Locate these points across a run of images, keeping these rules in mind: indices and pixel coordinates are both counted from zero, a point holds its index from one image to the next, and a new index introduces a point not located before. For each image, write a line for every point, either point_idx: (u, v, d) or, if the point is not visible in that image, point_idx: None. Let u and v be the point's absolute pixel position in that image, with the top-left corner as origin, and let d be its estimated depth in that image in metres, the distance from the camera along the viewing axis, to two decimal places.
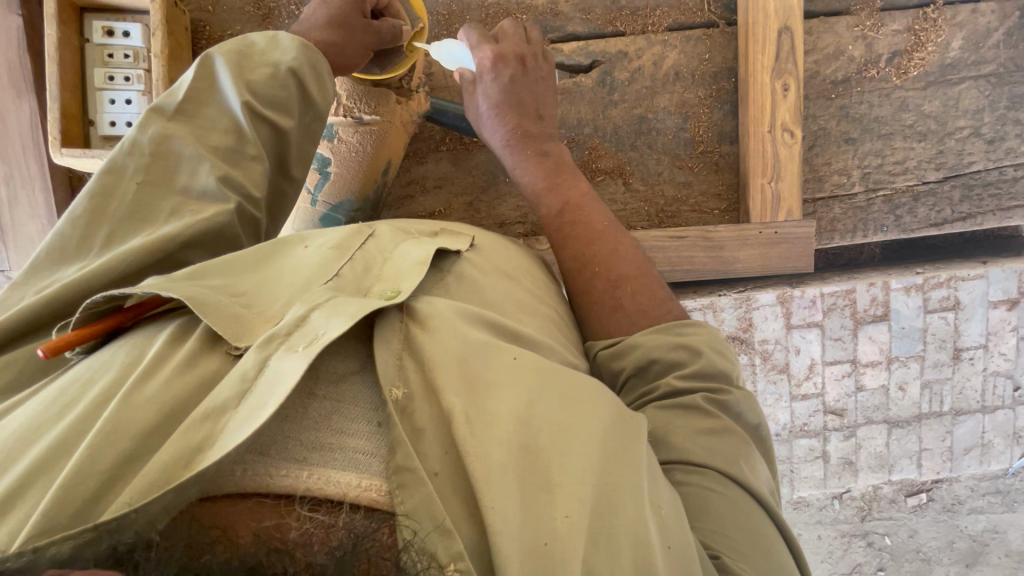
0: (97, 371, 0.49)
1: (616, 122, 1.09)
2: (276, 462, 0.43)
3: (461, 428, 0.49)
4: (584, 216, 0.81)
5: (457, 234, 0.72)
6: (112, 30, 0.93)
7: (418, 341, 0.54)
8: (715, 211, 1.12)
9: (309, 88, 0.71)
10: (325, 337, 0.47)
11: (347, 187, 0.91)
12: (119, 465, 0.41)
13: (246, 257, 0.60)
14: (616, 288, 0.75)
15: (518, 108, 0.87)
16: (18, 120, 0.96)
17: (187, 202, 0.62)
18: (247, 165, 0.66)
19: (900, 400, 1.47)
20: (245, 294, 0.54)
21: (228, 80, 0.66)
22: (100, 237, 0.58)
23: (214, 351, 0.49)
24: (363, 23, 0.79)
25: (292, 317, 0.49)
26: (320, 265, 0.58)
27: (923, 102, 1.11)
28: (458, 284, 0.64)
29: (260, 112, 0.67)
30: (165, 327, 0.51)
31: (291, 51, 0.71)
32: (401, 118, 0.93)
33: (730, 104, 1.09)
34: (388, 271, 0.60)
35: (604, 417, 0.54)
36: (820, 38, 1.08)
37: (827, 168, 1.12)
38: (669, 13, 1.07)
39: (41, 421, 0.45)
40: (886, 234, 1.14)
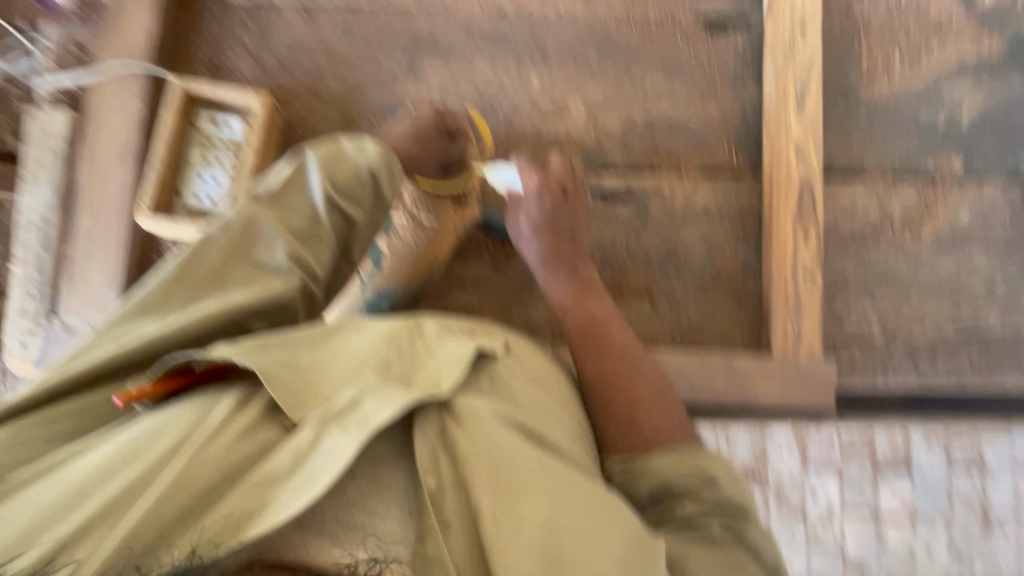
0: (161, 429, 0.51)
1: (647, 247, 1.17)
2: (315, 537, 0.49)
3: (489, 529, 0.51)
4: (608, 335, 0.86)
5: (494, 336, 0.76)
6: (217, 122, 1.08)
7: (453, 437, 0.57)
8: (737, 340, 1.16)
9: (381, 185, 0.77)
10: (375, 420, 0.52)
11: (395, 280, 0.98)
12: (183, 513, 0.47)
13: (303, 334, 0.61)
14: (635, 409, 0.77)
15: (556, 231, 0.95)
16: (115, 184, 1.08)
17: (259, 276, 0.68)
18: (317, 247, 0.73)
19: (928, 564, 1.36)
20: (300, 366, 0.58)
21: (315, 175, 0.74)
22: (179, 299, 0.64)
23: (271, 421, 0.54)
24: (440, 142, 0.93)
25: (344, 399, 0.54)
26: (370, 355, 0.60)
27: (936, 261, 1.18)
28: (491, 385, 0.66)
29: (337, 203, 0.74)
30: (229, 392, 0.55)
31: (373, 154, 0.77)
32: (454, 223, 1.00)
33: (754, 243, 1.18)
34: (432, 365, 0.62)
35: (625, 541, 0.53)
36: (837, 195, 1.19)
37: (846, 312, 1.17)
38: (701, 159, 1.19)
39: (105, 466, 0.49)
40: (906, 382, 1.16)
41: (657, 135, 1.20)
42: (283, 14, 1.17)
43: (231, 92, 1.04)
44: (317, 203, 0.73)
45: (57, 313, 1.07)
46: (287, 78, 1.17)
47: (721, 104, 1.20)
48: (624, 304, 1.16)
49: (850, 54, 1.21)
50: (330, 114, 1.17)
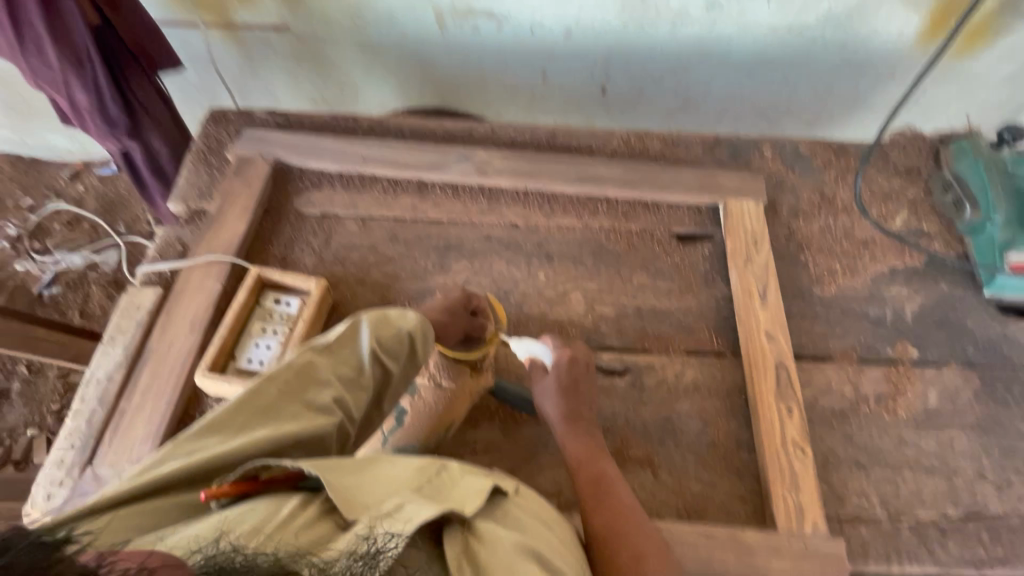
0: (242, 514, 0.61)
1: (645, 418, 1.27)
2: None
3: None
4: (615, 491, 0.93)
5: (506, 476, 0.81)
6: (279, 300, 1.30)
7: (477, 553, 0.66)
8: (741, 514, 1.17)
9: (417, 347, 0.93)
10: (415, 519, 0.60)
11: (414, 435, 1.08)
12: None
13: (347, 460, 0.71)
14: (638, 562, 0.83)
15: (577, 396, 1.09)
16: (180, 347, 1.25)
17: (307, 409, 0.79)
18: (357, 392, 0.86)
19: None
20: (342, 491, 0.66)
21: (366, 333, 0.90)
22: (240, 423, 0.75)
23: (328, 518, 0.65)
24: (465, 315, 1.13)
25: (391, 504, 0.64)
26: (403, 480, 0.71)
27: (919, 439, 1.26)
28: (503, 516, 0.72)
29: (380, 357, 0.90)
30: (294, 496, 0.66)
31: (415, 321, 0.94)
32: (470, 388, 1.14)
33: (743, 416, 1.28)
34: (456, 493, 0.70)
35: None
36: (812, 374, 1.33)
37: (845, 487, 1.20)
38: (686, 341, 1.37)
39: (191, 537, 0.57)
40: (924, 568, 1.12)
41: (646, 320, 1.40)
42: (344, 223, 1.50)
43: (296, 277, 1.29)
44: (363, 356, 0.88)
45: (91, 463, 1.14)
46: (340, 269, 1.44)
47: (698, 297, 1.43)
48: (626, 473, 1.21)
49: (799, 262, 1.48)
50: (371, 297, 1.41)
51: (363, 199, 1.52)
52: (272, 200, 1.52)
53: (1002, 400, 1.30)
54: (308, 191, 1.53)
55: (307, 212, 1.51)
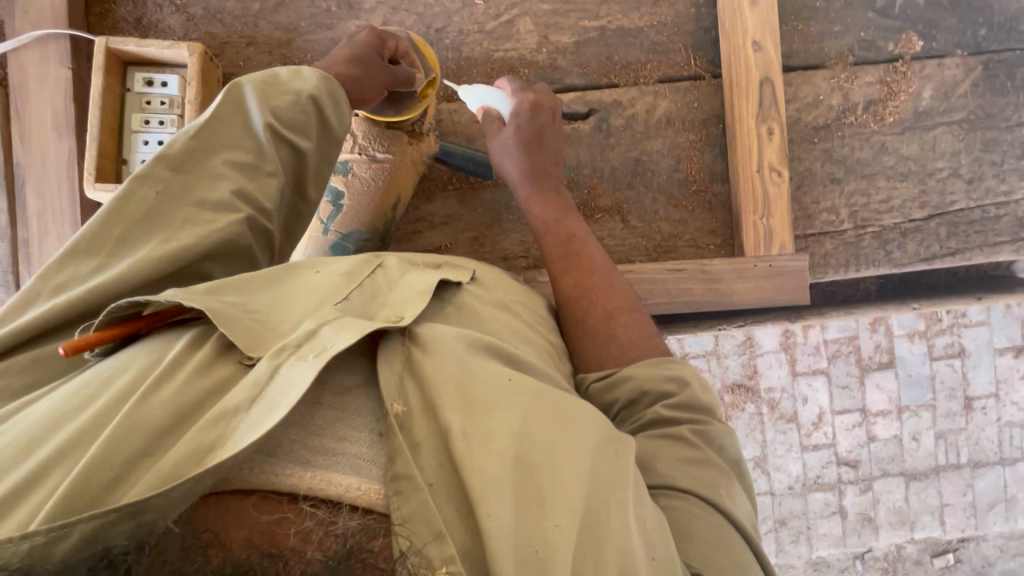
0: (118, 370, 0.53)
1: (613, 164, 1.16)
2: (282, 463, 0.46)
3: (459, 441, 0.51)
4: (584, 253, 0.87)
5: (458, 268, 0.76)
6: (151, 81, 1.02)
7: (419, 363, 0.57)
8: (710, 246, 1.16)
9: (326, 113, 0.77)
10: (333, 349, 0.51)
11: (358, 220, 0.96)
12: (140, 453, 0.45)
13: (261, 278, 0.63)
14: (611, 318, 0.78)
15: (540, 150, 0.95)
16: (55, 159, 1.03)
17: (200, 211, 0.66)
18: (263, 180, 0.71)
19: (915, 451, 1.45)
20: (259, 310, 0.59)
21: (254, 105, 0.72)
22: (115, 240, 0.62)
23: (227, 358, 0.54)
24: (381, 64, 0.87)
25: (303, 330, 0.54)
26: (332, 288, 0.63)
27: (901, 145, 1.18)
28: (457, 314, 0.67)
29: (281, 133, 0.73)
30: (181, 335, 0.56)
31: (312, 81, 0.77)
32: (411, 159, 1.00)
33: (719, 147, 1.17)
34: (394, 296, 0.65)
35: (593, 437, 0.55)
36: (799, 88, 1.17)
37: (816, 206, 1.17)
38: (659, 67, 1.16)
39: (57, 413, 0.49)
40: (878, 269, 1.18)
41: (611, 46, 1.16)
42: None
43: (162, 46, 0.98)
44: (259, 133, 0.72)
45: None
46: (219, 28, 1.11)
47: (674, 6, 1.15)
48: (595, 224, 1.15)
49: None
50: (270, 61, 1.12)
51: None
52: None
53: (1001, 89, 1.18)
54: None
55: None
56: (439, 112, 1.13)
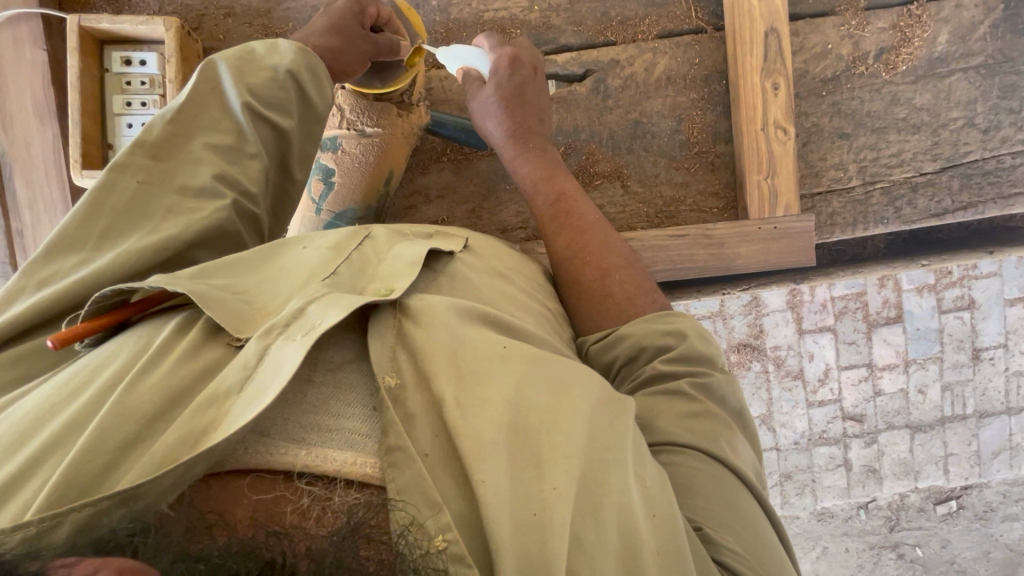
0: (108, 357, 0.54)
1: (612, 127, 1.11)
2: (275, 443, 0.46)
3: (452, 410, 0.50)
4: (577, 211, 0.83)
5: (450, 236, 0.74)
6: (131, 61, 0.98)
7: (411, 335, 0.56)
8: (713, 210, 1.13)
9: (308, 92, 0.74)
10: (321, 325, 0.50)
11: (350, 198, 0.94)
12: (131, 440, 0.46)
13: (248, 257, 0.63)
14: (606, 276, 0.77)
15: (523, 107, 0.91)
16: (41, 146, 1.01)
17: (184, 200, 0.64)
18: (245, 162, 0.69)
19: (921, 403, 1.45)
20: (248, 291, 0.58)
21: (230, 83, 0.70)
22: (98, 231, 0.61)
23: (217, 341, 0.54)
24: (362, 32, 0.84)
25: (290, 309, 0.53)
26: (318, 265, 0.61)
27: (913, 95, 1.12)
28: (450, 283, 0.66)
29: (260, 112, 0.70)
30: (169, 320, 0.56)
31: (290, 56, 0.73)
32: (402, 131, 0.97)
33: (722, 105, 1.12)
34: (383, 270, 0.63)
35: (591, 400, 0.55)
36: (807, 38, 1.11)
37: (823, 163, 1.13)
38: (658, 21, 1.11)
39: (50, 403, 0.51)
40: (887, 226, 1.15)
41: (607, 2, 1.10)
42: None
43: (138, 22, 0.94)
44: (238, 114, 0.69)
45: None
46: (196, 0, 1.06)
47: None
48: (595, 190, 1.12)
49: None
50: (251, 34, 1.07)
51: None
52: None
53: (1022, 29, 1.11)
54: None
55: None
56: (429, 79, 1.09)
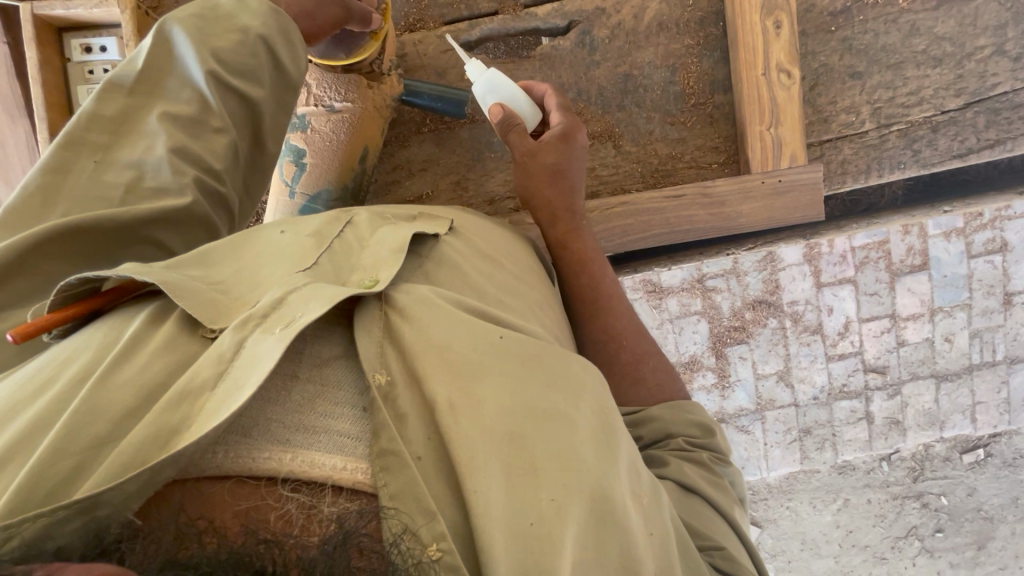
0: (75, 352, 0.48)
1: (601, 83, 1.04)
2: (259, 445, 0.42)
3: (444, 414, 0.47)
4: (615, 294, 0.81)
5: (435, 218, 0.69)
6: (90, 48, 0.95)
7: (400, 330, 0.51)
8: (713, 165, 1.06)
9: (281, 58, 0.68)
10: (302, 318, 0.45)
11: (324, 178, 0.90)
12: (96, 446, 0.40)
13: (221, 245, 0.58)
14: (638, 358, 0.78)
15: (561, 182, 0.82)
16: (15, 143, 1.00)
17: (143, 178, 0.61)
18: (209, 137, 0.64)
19: (947, 352, 1.39)
20: (224, 281, 0.52)
21: (189, 47, 0.63)
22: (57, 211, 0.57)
23: (193, 335, 0.48)
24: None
25: (270, 298, 0.48)
26: (296, 250, 0.56)
27: (935, 24, 1.01)
28: (437, 268, 0.62)
29: (226, 81, 0.64)
30: (141, 311, 0.50)
31: (260, 16, 0.66)
32: (373, 104, 0.92)
33: (720, 51, 1.03)
34: (367, 258, 0.58)
35: (589, 407, 0.53)
36: None
37: (833, 107, 1.04)
38: None
39: (10, 403, 0.45)
40: (904, 171, 1.06)
41: None
42: None
43: (91, 6, 0.90)
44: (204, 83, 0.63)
45: None
46: None
47: None
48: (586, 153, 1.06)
49: None
50: None
51: None
52: None
53: None
54: None
55: None
56: (402, 45, 1.02)
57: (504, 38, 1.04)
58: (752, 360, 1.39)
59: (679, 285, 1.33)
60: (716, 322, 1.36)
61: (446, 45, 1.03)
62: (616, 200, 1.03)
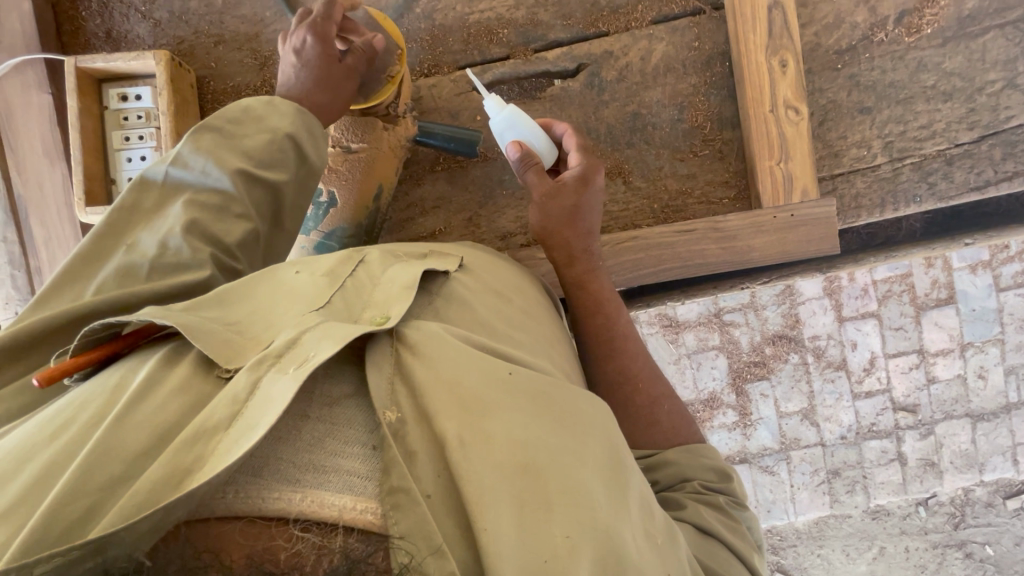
0: (93, 392, 0.49)
1: (609, 122, 1.06)
2: (267, 485, 0.40)
3: (455, 451, 0.46)
4: (630, 338, 0.79)
5: (445, 255, 0.70)
6: (127, 97, 1.01)
7: (409, 366, 0.51)
8: (724, 200, 1.07)
9: (305, 148, 0.73)
10: (314, 359, 0.45)
11: (340, 218, 0.92)
12: (111, 484, 0.41)
13: (237, 287, 0.59)
14: (654, 405, 0.75)
15: (578, 224, 0.82)
16: (52, 186, 1.05)
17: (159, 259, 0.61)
18: (231, 220, 0.66)
19: (982, 389, 1.33)
20: (240, 322, 0.53)
21: (221, 147, 0.67)
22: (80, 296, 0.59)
23: (209, 375, 0.49)
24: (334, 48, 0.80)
25: (284, 339, 0.48)
26: (310, 289, 0.57)
27: (942, 60, 1.02)
28: (445, 305, 0.62)
29: (256, 174, 0.68)
30: (156, 353, 0.51)
31: (289, 118, 0.72)
32: (388, 145, 0.95)
33: (726, 89, 1.05)
34: (379, 295, 0.58)
35: (599, 442, 0.52)
36: (816, 9, 1.03)
37: (843, 142, 1.04)
38: (651, 6, 1.04)
39: (28, 443, 0.45)
40: (920, 205, 1.05)
41: None
42: None
43: (129, 59, 0.96)
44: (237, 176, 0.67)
45: None
46: (185, 30, 1.09)
47: None
48: None
49: None
50: (242, 59, 1.09)
51: None
52: None
53: None
54: None
55: None
56: (417, 89, 1.07)
57: (517, 78, 1.07)
58: (774, 397, 1.35)
59: (696, 320, 1.31)
60: (735, 357, 1.33)
61: (459, 88, 1.07)
62: (625, 235, 1.03)
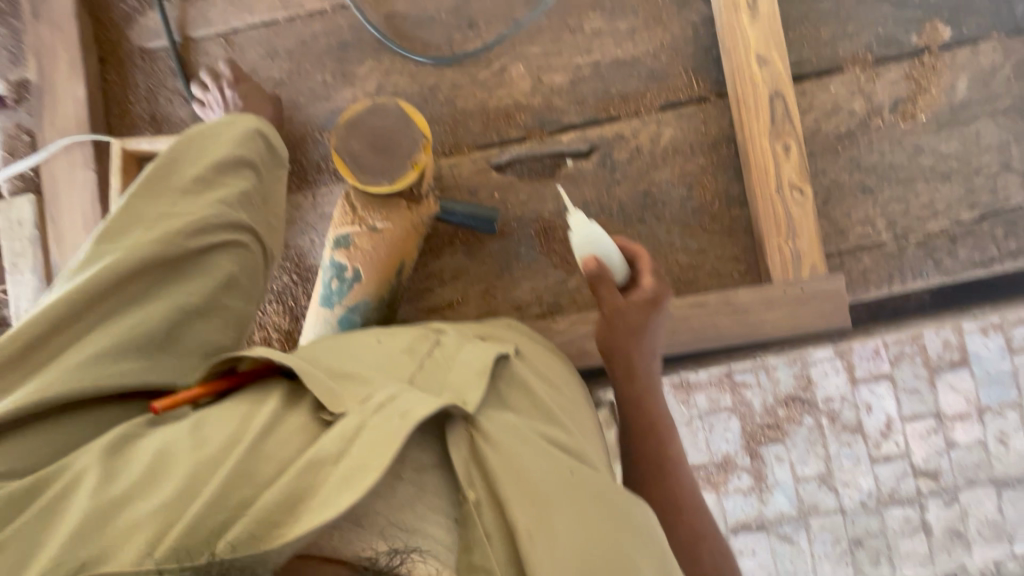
0: (220, 418, 0.54)
1: (621, 199, 1.11)
2: (364, 533, 0.47)
3: (524, 541, 0.51)
4: (674, 448, 0.83)
5: (504, 342, 0.76)
6: None
7: (484, 454, 0.56)
8: (734, 274, 1.10)
9: (273, 142, 0.90)
10: (411, 416, 0.51)
11: (363, 292, 0.96)
12: (243, 503, 0.45)
13: (331, 355, 0.67)
14: (683, 486, 0.81)
15: (642, 339, 0.86)
16: None
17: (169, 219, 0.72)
18: (228, 189, 0.79)
19: (1004, 455, 1.30)
20: (338, 381, 0.61)
21: (202, 142, 0.82)
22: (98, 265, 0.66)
23: (315, 416, 0.55)
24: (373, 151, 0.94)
25: (383, 397, 0.55)
26: (394, 366, 0.65)
27: (938, 144, 1.08)
28: (510, 389, 0.66)
29: (240, 154, 0.83)
30: (273, 391, 0.58)
31: (251, 119, 0.89)
32: (410, 222, 0.97)
33: (733, 169, 1.10)
34: (454, 373, 0.63)
35: (652, 544, 0.56)
36: (815, 97, 1.10)
37: (848, 220, 1.08)
38: (660, 93, 1.12)
39: (160, 455, 0.49)
40: (927, 280, 1.07)
41: (607, 79, 1.12)
42: (205, 47, 1.17)
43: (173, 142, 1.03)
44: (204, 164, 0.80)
45: None
46: None
47: (670, 29, 1.12)
48: None
49: None
50: None
51: (213, 7, 1.16)
52: (101, 39, 1.18)
53: None
54: (140, 15, 1.18)
55: (154, 47, 1.18)
56: (439, 168, 1.13)
57: (534, 158, 1.13)
58: (789, 461, 1.32)
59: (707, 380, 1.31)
60: (749, 420, 1.32)
61: (479, 167, 1.13)
62: None
